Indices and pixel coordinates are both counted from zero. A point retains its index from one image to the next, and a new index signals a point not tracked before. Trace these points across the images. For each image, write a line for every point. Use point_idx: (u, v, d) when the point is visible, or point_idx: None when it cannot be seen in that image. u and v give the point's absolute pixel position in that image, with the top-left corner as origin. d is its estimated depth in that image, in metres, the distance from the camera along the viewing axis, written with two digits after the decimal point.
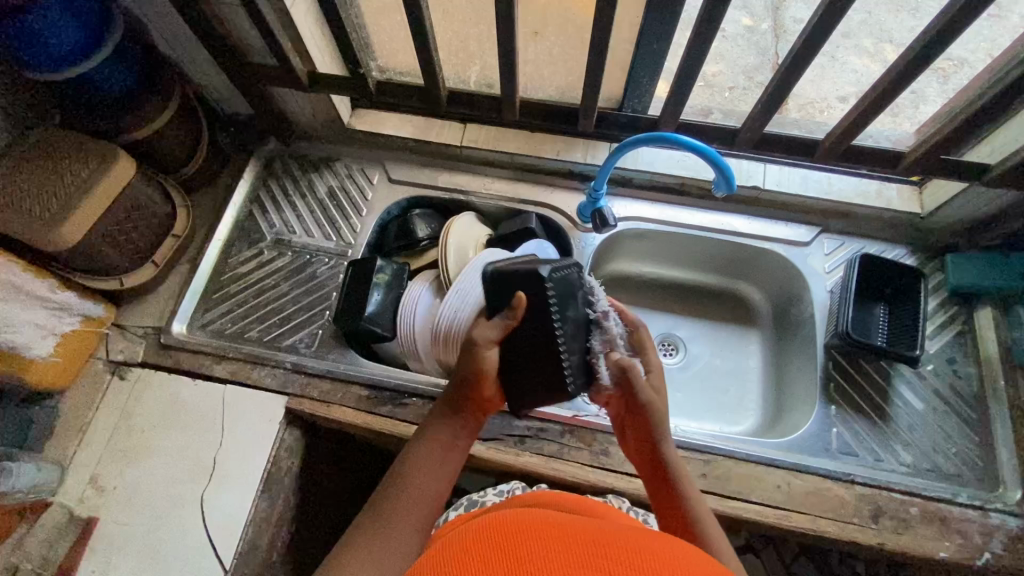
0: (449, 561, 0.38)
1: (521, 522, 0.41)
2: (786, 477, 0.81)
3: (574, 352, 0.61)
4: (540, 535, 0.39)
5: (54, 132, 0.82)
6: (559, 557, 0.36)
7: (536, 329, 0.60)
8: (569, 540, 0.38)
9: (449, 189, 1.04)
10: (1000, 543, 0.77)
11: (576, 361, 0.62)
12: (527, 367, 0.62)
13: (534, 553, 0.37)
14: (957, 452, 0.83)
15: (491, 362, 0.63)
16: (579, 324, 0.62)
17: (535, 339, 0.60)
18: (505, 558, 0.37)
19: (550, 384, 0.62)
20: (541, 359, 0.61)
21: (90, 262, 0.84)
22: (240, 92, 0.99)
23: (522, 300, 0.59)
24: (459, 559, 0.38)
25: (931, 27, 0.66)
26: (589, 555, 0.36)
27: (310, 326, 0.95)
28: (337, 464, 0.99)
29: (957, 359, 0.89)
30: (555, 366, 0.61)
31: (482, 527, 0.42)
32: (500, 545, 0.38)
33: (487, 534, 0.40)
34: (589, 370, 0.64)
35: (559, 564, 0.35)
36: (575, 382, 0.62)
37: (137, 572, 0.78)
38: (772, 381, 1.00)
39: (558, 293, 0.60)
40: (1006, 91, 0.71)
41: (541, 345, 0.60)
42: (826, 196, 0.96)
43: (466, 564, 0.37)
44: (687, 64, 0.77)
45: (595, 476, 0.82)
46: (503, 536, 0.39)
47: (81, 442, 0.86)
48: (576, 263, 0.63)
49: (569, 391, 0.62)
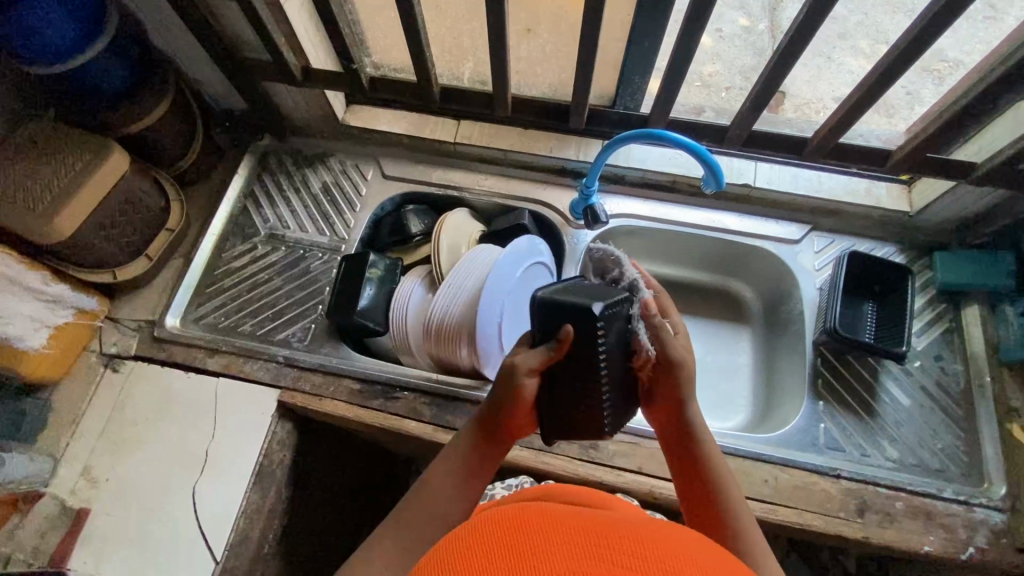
0: (454, 558, 0.38)
1: (523, 514, 0.41)
2: (773, 471, 0.82)
3: (613, 387, 0.59)
4: (543, 527, 0.39)
5: (48, 124, 0.82)
6: (565, 549, 0.36)
7: (584, 367, 0.57)
8: (572, 531, 0.38)
9: (443, 185, 1.04)
10: (984, 538, 0.78)
11: (614, 401, 0.60)
12: (565, 401, 0.59)
13: (537, 546, 0.37)
14: (943, 447, 0.84)
15: (530, 390, 0.60)
16: (620, 349, 0.58)
17: (579, 376, 0.57)
18: (508, 553, 0.37)
19: (587, 420, 0.60)
20: (582, 395, 0.58)
21: (83, 254, 0.85)
22: (236, 87, 0.99)
23: (568, 335, 0.55)
24: (464, 558, 0.37)
25: (914, 25, 0.67)
26: (593, 546, 0.36)
27: (303, 320, 0.96)
28: (330, 458, 1.00)
29: (944, 356, 0.90)
30: (596, 404, 0.59)
31: (483, 521, 0.42)
32: (504, 538, 0.38)
33: (490, 531, 0.40)
34: (624, 405, 0.62)
35: (563, 557, 0.35)
36: (610, 421, 0.61)
37: (129, 563, 0.79)
38: (762, 377, 1.01)
39: (609, 334, 0.56)
40: (988, 90, 0.72)
41: (583, 381, 0.58)
42: (816, 194, 0.96)
43: (471, 562, 0.37)
44: (676, 61, 0.77)
45: (584, 469, 0.83)
46: (505, 530, 0.39)
47: (73, 434, 0.86)
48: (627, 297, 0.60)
49: (605, 430, 0.61)
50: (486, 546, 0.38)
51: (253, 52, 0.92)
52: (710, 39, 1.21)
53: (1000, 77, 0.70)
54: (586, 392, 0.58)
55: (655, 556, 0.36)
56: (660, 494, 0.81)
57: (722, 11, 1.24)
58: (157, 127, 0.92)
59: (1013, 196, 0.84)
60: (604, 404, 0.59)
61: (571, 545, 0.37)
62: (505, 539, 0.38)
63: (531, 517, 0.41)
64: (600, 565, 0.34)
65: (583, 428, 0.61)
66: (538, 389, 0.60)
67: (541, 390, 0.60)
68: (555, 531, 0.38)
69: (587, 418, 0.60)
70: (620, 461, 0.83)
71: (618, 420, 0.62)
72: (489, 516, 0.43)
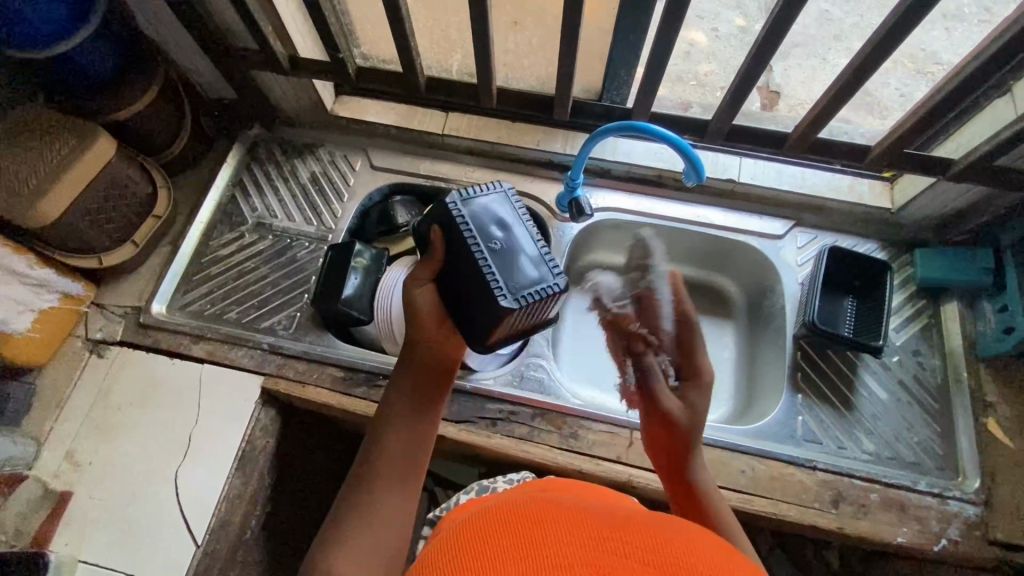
0: (474, 546, 0.41)
1: (535, 510, 0.44)
2: (750, 462, 0.83)
3: (497, 263, 0.58)
4: (557, 523, 0.42)
5: (34, 109, 0.82)
6: (580, 541, 0.39)
7: (458, 256, 0.60)
8: (585, 525, 0.41)
9: (431, 177, 1.05)
10: (957, 530, 0.79)
11: (504, 274, 0.58)
12: (462, 301, 0.60)
13: (550, 536, 0.40)
14: (918, 441, 0.85)
15: (428, 305, 0.61)
16: (491, 226, 0.60)
17: (456, 264, 0.60)
18: (522, 542, 0.40)
19: (484, 302, 0.57)
20: (468, 280, 0.58)
21: (69, 238, 0.85)
22: (224, 76, 1.00)
23: (435, 233, 0.61)
24: (482, 546, 0.41)
25: (888, 20, 0.69)
26: (604, 538, 0.40)
27: (288, 308, 0.96)
28: (314, 446, 1.00)
29: (923, 351, 0.91)
30: (479, 280, 0.58)
31: (498, 515, 0.45)
32: (519, 532, 0.41)
33: (505, 522, 0.43)
34: (526, 281, 0.58)
35: (576, 547, 0.39)
36: (507, 293, 0.57)
37: (110, 544, 0.80)
38: (744, 371, 1.02)
39: (469, 217, 0.60)
40: (961, 86, 0.73)
41: (463, 267, 0.59)
42: (799, 189, 0.97)
43: (488, 550, 0.40)
44: (657, 55, 0.78)
45: (563, 458, 0.84)
46: (521, 523, 0.42)
47: (57, 418, 0.87)
48: (503, 190, 0.64)
49: (504, 305, 0.56)
50: (502, 539, 0.41)
51: (240, 41, 0.92)
52: (706, 38, 1.22)
53: (974, 72, 0.71)
54: (467, 272, 0.59)
55: (665, 550, 0.39)
56: (638, 483, 0.82)
57: (719, 11, 1.23)
58: (144, 114, 0.91)
59: (992, 193, 0.85)
60: (490, 276, 0.57)
61: (584, 538, 0.40)
62: (521, 533, 0.41)
63: (544, 513, 0.44)
64: (615, 558, 0.37)
65: (490, 316, 0.58)
66: (434, 300, 0.61)
67: (436, 298, 0.62)
68: (567, 525, 0.41)
69: (484, 301, 0.57)
70: (599, 450, 0.84)
71: (521, 293, 0.57)
72: (503, 510, 0.46)
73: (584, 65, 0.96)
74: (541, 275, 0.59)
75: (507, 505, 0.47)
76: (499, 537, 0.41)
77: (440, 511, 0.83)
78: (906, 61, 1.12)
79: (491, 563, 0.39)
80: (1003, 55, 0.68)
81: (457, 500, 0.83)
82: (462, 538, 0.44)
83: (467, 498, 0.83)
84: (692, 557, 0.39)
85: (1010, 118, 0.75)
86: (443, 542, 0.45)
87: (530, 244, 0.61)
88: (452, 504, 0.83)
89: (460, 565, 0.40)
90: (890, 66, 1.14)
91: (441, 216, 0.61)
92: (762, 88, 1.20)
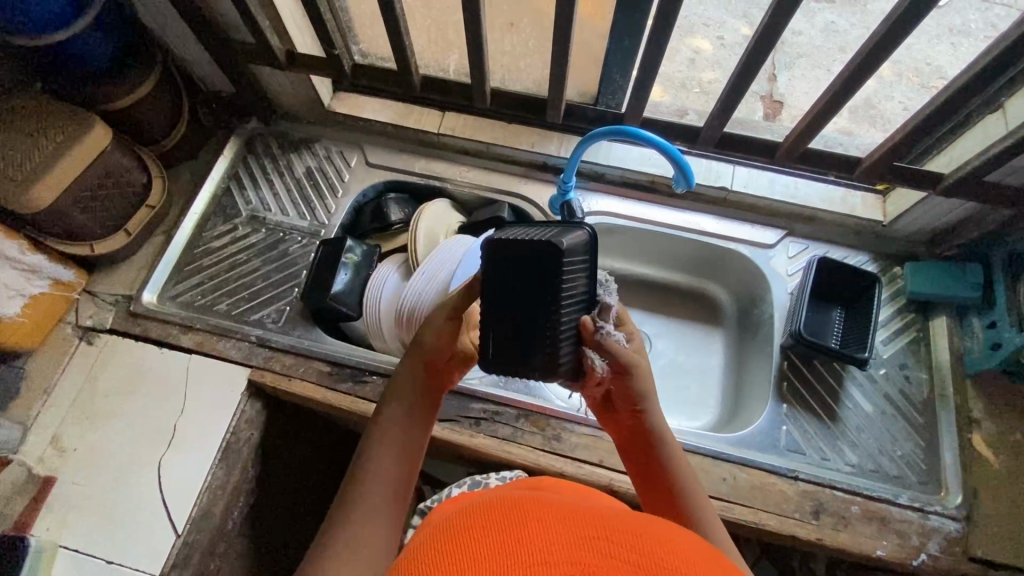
0: (456, 540, 0.40)
1: (522, 503, 0.43)
2: (732, 470, 0.83)
3: (497, 330, 0.56)
4: (545, 520, 0.40)
5: (31, 99, 0.83)
6: (567, 538, 0.38)
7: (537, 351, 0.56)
8: (570, 523, 0.40)
9: (425, 175, 1.06)
10: (937, 545, 0.78)
11: None
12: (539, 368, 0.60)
13: (533, 533, 0.39)
14: (901, 455, 0.85)
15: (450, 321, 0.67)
16: None
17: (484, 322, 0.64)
18: (505, 540, 0.38)
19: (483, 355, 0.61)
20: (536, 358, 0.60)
21: (63, 225, 0.85)
22: (223, 70, 1.01)
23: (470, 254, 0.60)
24: (463, 542, 0.39)
25: (877, 33, 0.70)
26: (590, 538, 0.38)
27: (278, 302, 0.96)
28: (296, 439, 1.01)
29: (909, 365, 0.91)
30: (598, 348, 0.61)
31: (485, 506, 0.44)
32: (505, 523, 0.40)
33: (489, 518, 0.41)
34: (518, 355, 0.57)
35: (563, 546, 0.37)
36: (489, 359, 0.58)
37: (90, 530, 0.80)
38: (733, 380, 1.01)
39: (493, 272, 0.55)
40: (947, 102, 0.74)
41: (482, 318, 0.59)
42: (791, 199, 0.98)
43: (469, 547, 0.39)
44: (649, 58, 0.80)
45: (544, 459, 0.84)
46: (505, 518, 0.41)
47: (44, 402, 0.87)
48: (497, 263, 0.54)
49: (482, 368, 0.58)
50: (488, 532, 0.40)
51: (238, 34, 0.93)
52: (711, 46, 1.22)
53: (963, 86, 0.71)
54: (513, 326, 0.56)
55: (652, 551, 0.38)
56: (619, 487, 0.82)
57: (725, 17, 1.24)
58: (143, 104, 0.92)
59: (984, 208, 0.85)
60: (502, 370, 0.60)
61: (573, 535, 0.38)
62: (506, 527, 0.40)
63: (533, 506, 0.42)
64: (606, 559, 0.36)
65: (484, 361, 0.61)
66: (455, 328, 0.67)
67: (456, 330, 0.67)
68: (557, 522, 0.40)
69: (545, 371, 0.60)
70: (581, 453, 0.84)
71: (504, 363, 0.57)
72: (490, 503, 0.44)
73: (580, 69, 0.97)
74: (533, 353, 0.56)
75: (495, 497, 0.46)
76: (484, 527, 0.40)
77: (432, 504, 0.85)
78: (910, 75, 1.12)
79: (474, 558, 0.38)
80: (991, 72, 0.69)
81: (448, 494, 0.85)
82: (447, 529, 0.43)
83: (458, 492, 0.85)
84: (683, 562, 0.38)
85: (1001, 133, 0.76)
86: (428, 532, 0.44)
87: (538, 327, 0.55)
88: (445, 496, 0.85)
89: (441, 562, 0.38)
90: (893, 80, 1.14)
91: (542, 259, 0.53)
92: (766, 97, 1.18)
